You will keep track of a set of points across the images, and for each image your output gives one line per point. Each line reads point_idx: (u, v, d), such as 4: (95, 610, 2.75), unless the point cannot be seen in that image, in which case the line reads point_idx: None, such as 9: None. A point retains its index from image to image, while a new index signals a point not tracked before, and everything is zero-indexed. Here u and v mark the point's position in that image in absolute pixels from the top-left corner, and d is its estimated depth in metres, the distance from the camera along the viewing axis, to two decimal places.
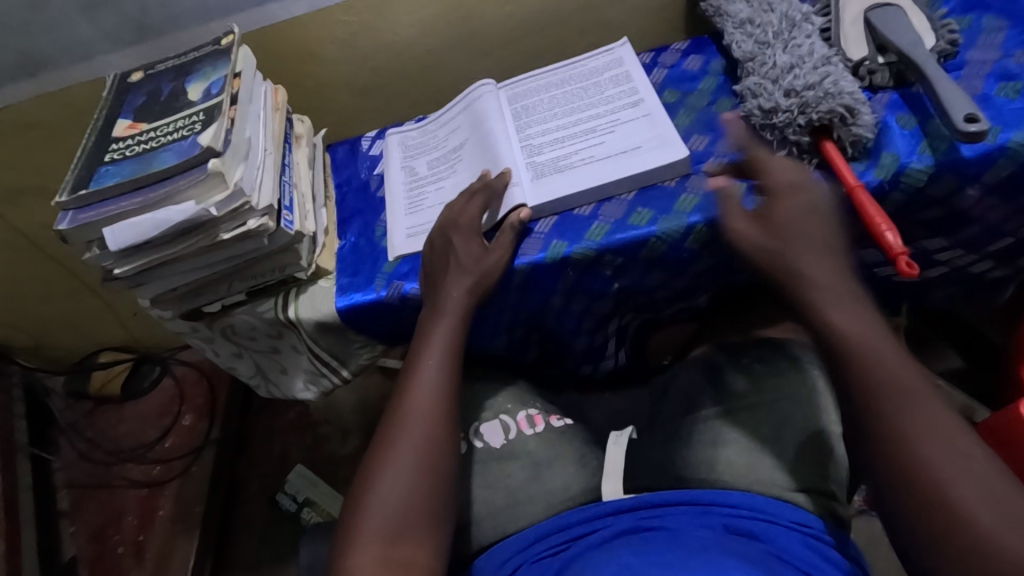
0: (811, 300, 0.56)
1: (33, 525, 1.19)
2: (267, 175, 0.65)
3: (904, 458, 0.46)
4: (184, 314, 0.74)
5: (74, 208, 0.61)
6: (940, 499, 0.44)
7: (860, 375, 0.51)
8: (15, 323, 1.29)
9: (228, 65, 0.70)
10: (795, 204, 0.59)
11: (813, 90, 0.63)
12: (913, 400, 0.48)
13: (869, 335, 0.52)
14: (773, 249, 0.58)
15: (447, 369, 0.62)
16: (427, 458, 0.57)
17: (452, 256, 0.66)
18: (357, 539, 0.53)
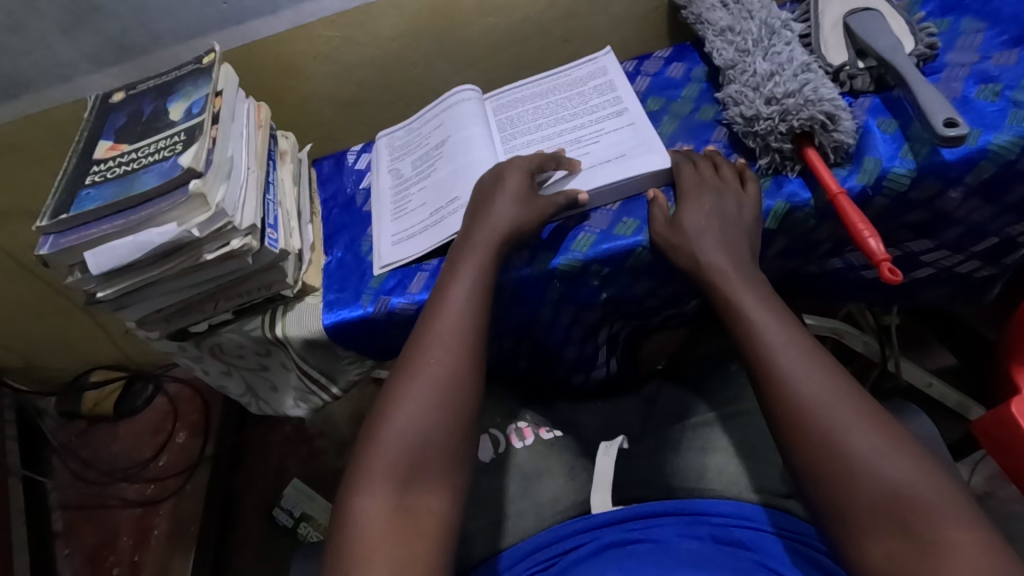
0: (727, 304, 0.57)
1: (25, 548, 1.18)
2: (250, 194, 0.65)
3: (829, 463, 0.46)
4: (171, 334, 0.73)
5: (55, 232, 0.61)
6: (859, 498, 0.44)
7: (770, 376, 0.51)
8: (5, 344, 1.28)
9: (209, 84, 0.70)
10: (696, 208, 0.62)
11: (794, 96, 0.63)
12: (825, 399, 0.48)
13: (776, 334, 0.53)
14: (691, 262, 0.60)
15: (472, 307, 0.59)
16: (447, 408, 0.54)
17: (487, 198, 0.66)
18: (366, 482, 0.51)
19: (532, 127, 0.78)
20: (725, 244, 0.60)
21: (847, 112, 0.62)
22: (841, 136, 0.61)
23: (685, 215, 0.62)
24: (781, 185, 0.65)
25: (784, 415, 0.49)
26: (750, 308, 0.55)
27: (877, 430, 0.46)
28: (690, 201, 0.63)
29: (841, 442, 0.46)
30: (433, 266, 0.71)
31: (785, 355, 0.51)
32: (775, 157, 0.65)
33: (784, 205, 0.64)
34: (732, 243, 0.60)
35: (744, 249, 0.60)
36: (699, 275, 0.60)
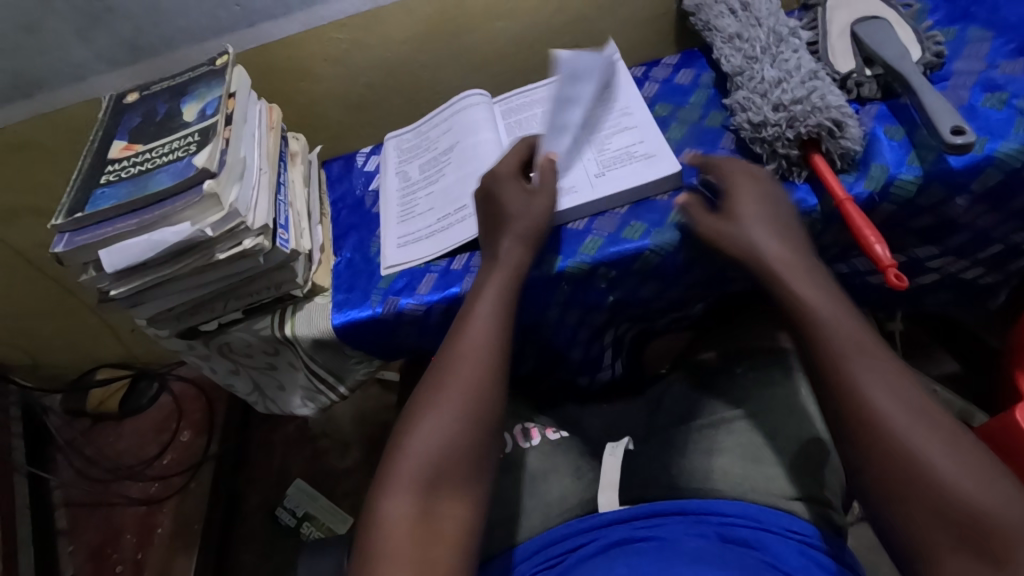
0: (789, 303, 0.56)
1: (30, 544, 1.18)
2: (262, 195, 0.65)
3: (900, 468, 0.46)
4: (181, 333, 0.74)
5: (70, 230, 0.61)
6: (919, 496, 0.45)
7: (836, 378, 0.51)
8: (12, 341, 1.29)
9: (223, 85, 0.71)
10: (747, 197, 0.62)
11: (800, 103, 0.63)
12: (886, 395, 0.48)
13: (837, 327, 0.53)
14: (750, 257, 0.60)
15: (501, 319, 0.60)
16: (473, 420, 0.55)
17: (508, 208, 0.65)
18: (395, 484, 0.51)
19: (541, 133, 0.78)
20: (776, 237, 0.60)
21: (854, 119, 0.62)
22: (847, 143, 0.62)
23: (738, 210, 0.61)
24: (789, 190, 0.65)
25: (842, 408, 0.50)
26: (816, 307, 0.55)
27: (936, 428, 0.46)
28: (741, 195, 0.62)
29: (898, 440, 0.46)
30: (442, 267, 0.71)
31: (855, 355, 0.51)
32: (782, 163, 0.65)
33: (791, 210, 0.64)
34: (790, 242, 0.60)
35: (794, 242, 0.60)
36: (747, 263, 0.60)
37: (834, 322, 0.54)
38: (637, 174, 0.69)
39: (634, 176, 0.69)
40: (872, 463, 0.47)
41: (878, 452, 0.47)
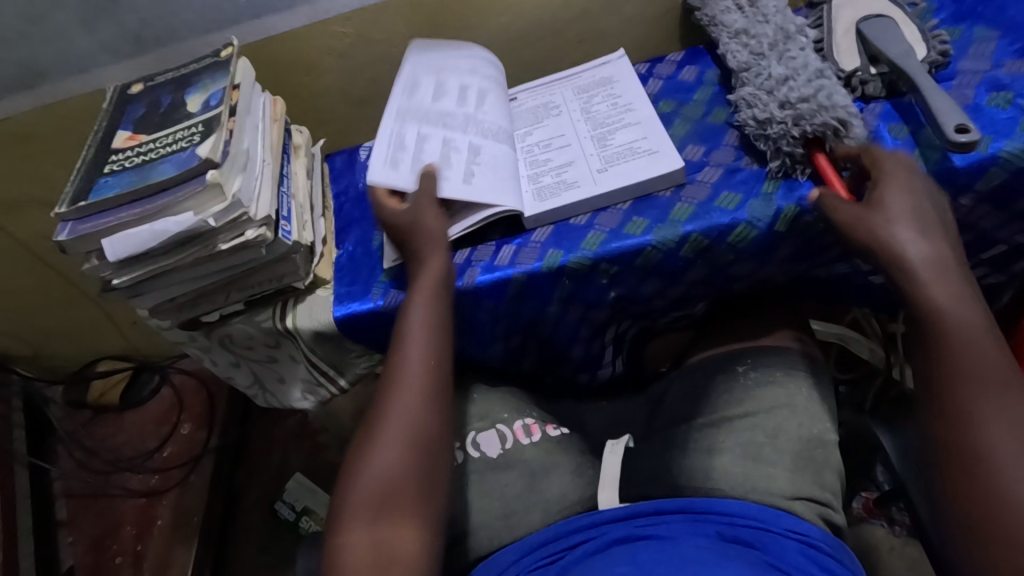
0: (915, 296, 0.55)
1: (30, 535, 1.18)
2: (265, 186, 0.66)
3: (979, 479, 0.49)
4: (183, 324, 0.74)
5: (73, 219, 0.61)
6: (1009, 522, 0.47)
7: (957, 385, 0.52)
8: (15, 332, 1.29)
9: (227, 77, 0.71)
10: (900, 188, 0.57)
11: (806, 102, 0.64)
12: (992, 420, 0.50)
13: (965, 337, 0.53)
14: (884, 243, 0.56)
15: (432, 343, 0.63)
16: (413, 444, 0.58)
17: (421, 230, 0.66)
18: (346, 519, 0.54)
19: (541, 129, 0.78)
20: (930, 235, 0.56)
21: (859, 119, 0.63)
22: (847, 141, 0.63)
23: (885, 195, 0.58)
24: (792, 188, 0.64)
25: (947, 423, 0.52)
26: (949, 307, 0.54)
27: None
28: (891, 183, 0.58)
29: (995, 459, 0.49)
30: None
31: (975, 365, 0.52)
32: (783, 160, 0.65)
33: (794, 208, 0.64)
34: (940, 236, 0.56)
35: (945, 244, 0.56)
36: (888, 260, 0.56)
37: (968, 327, 0.53)
38: (643, 169, 0.69)
39: (641, 172, 0.68)
40: (965, 468, 0.50)
41: (975, 459, 0.50)
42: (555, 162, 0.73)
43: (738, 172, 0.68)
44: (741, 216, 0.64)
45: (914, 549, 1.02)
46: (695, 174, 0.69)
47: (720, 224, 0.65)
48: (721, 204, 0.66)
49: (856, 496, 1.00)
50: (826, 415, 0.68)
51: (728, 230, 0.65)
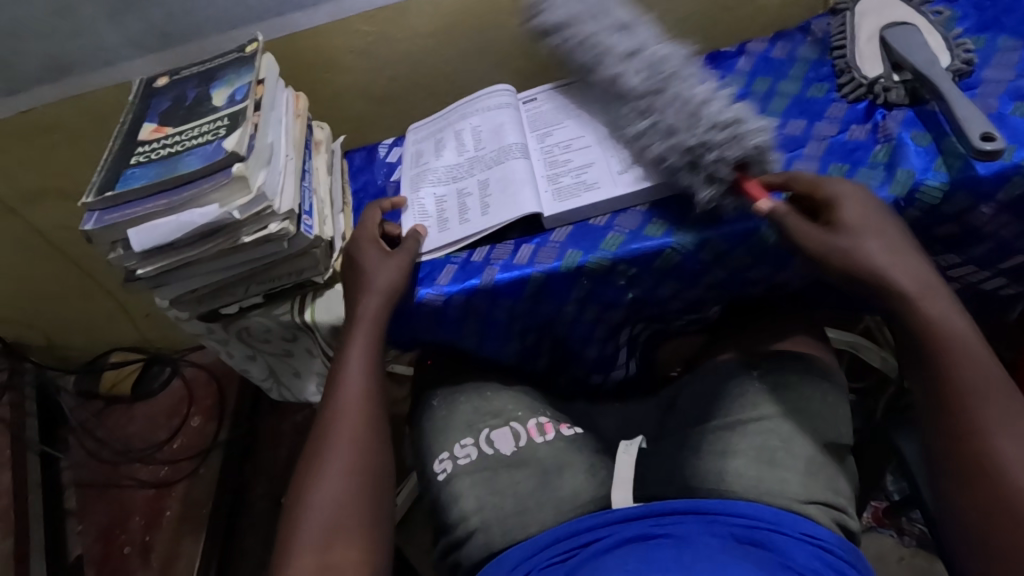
0: (905, 309, 0.56)
1: (40, 522, 1.19)
2: (288, 180, 0.66)
3: (991, 493, 0.49)
4: (202, 315, 0.75)
5: (100, 209, 0.62)
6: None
7: (956, 396, 0.53)
8: (30, 321, 1.30)
9: (252, 72, 0.71)
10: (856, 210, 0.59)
11: (725, 127, 0.64)
12: (988, 424, 0.51)
13: (946, 347, 0.54)
14: (856, 262, 0.57)
15: (369, 373, 0.64)
16: (359, 469, 0.58)
17: (365, 270, 0.68)
18: (296, 547, 0.53)
19: (560, 136, 0.79)
20: (897, 251, 0.57)
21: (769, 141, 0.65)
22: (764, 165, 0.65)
23: (841, 216, 0.59)
24: None
25: (950, 433, 0.53)
26: (940, 319, 0.55)
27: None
28: (850, 202, 0.59)
29: (1004, 469, 0.49)
30: (462, 259, 0.71)
31: (973, 375, 0.53)
32: (710, 191, 0.64)
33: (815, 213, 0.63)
34: (907, 250, 0.57)
35: (911, 254, 0.57)
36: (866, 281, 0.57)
37: (957, 337, 0.54)
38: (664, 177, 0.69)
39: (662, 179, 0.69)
40: (975, 481, 0.50)
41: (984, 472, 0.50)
42: (576, 167, 0.74)
43: None
44: (760, 222, 0.64)
45: (924, 561, 1.01)
46: None
47: (739, 230, 0.65)
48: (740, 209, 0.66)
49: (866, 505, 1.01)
50: (840, 421, 0.68)
51: (748, 234, 0.65)
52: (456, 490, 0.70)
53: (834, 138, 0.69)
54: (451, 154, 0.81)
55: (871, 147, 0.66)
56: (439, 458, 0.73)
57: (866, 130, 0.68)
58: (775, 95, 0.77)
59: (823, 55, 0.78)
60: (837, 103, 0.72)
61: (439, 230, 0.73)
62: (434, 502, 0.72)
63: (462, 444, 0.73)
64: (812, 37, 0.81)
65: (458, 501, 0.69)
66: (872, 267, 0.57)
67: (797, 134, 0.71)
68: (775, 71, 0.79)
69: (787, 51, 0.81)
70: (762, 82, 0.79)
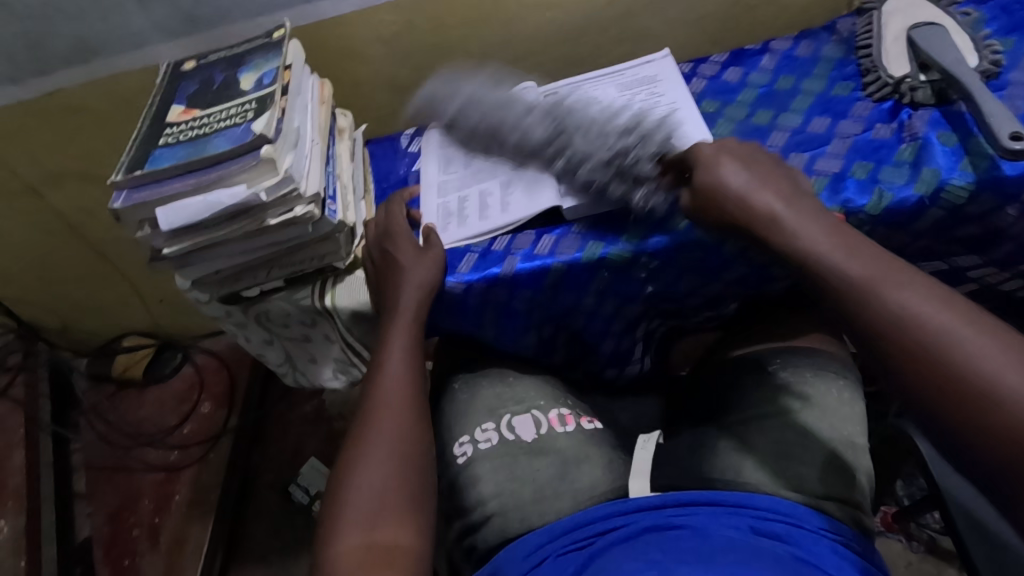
0: (776, 237, 0.56)
1: (51, 501, 1.20)
2: (314, 164, 0.67)
3: (915, 357, 0.45)
4: (222, 298, 0.75)
5: (128, 188, 0.63)
6: (962, 378, 0.42)
7: (845, 291, 0.50)
8: (45, 303, 1.31)
9: (280, 57, 0.72)
10: (722, 155, 0.61)
11: (626, 134, 0.69)
12: (879, 279, 0.49)
13: (821, 240, 0.53)
14: (735, 208, 0.58)
15: (409, 360, 0.65)
16: (404, 450, 0.58)
17: (404, 263, 0.68)
18: (343, 522, 0.53)
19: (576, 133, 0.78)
20: (754, 172, 0.60)
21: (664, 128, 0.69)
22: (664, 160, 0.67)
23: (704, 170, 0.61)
24: (838, 190, 0.64)
25: (855, 314, 0.49)
26: (815, 237, 0.54)
27: (933, 288, 0.47)
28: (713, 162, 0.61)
29: (916, 325, 0.46)
30: (483, 249, 0.71)
31: (856, 266, 0.50)
32: (648, 187, 0.66)
33: (839, 210, 0.63)
34: (767, 179, 0.59)
35: (774, 179, 0.59)
36: (738, 212, 0.58)
37: (822, 244, 0.53)
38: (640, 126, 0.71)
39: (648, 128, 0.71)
40: (900, 358, 0.46)
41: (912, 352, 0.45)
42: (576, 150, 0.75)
43: None
44: None
45: (931, 566, 1.01)
46: None
47: None
48: None
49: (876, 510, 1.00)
50: (856, 417, 0.69)
51: None
52: (476, 474, 0.71)
53: (858, 137, 0.69)
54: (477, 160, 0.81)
55: (895, 146, 0.66)
56: (460, 441, 0.75)
57: (891, 130, 0.68)
58: (799, 93, 0.77)
59: (848, 55, 0.79)
60: (861, 102, 0.73)
61: (455, 226, 0.74)
62: (451, 485, 0.73)
63: (483, 428, 0.75)
64: (838, 37, 0.81)
65: (476, 485, 0.70)
66: (743, 197, 0.58)
67: (820, 132, 0.71)
68: (799, 69, 0.80)
69: (812, 49, 0.81)
70: (786, 81, 0.79)
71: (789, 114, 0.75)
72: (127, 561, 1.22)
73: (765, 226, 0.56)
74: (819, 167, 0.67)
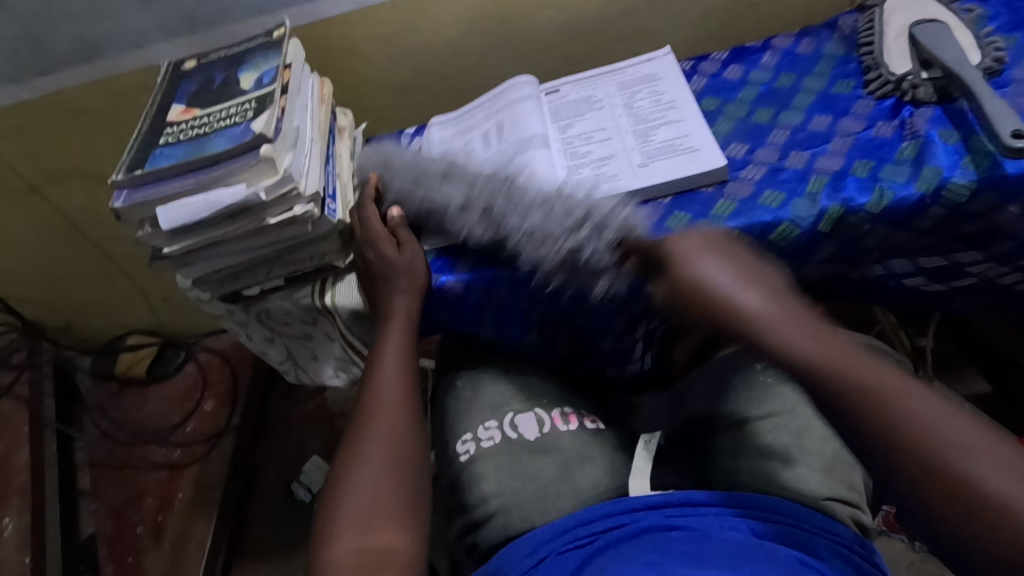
0: (762, 341, 0.50)
1: (56, 498, 1.20)
2: (314, 163, 0.67)
3: (943, 470, 0.41)
4: (223, 297, 0.76)
5: (129, 187, 0.63)
6: (996, 499, 0.39)
7: (847, 399, 0.46)
8: (49, 302, 1.32)
9: (280, 56, 0.72)
10: (699, 250, 0.56)
11: (579, 210, 0.64)
12: (885, 393, 0.45)
13: (806, 342, 0.49)
14: (723, 305, 0.52)
15: (403, 365, 0.65)
16: (399, 454, 0.59)
17: (390, 267, 0.67)
18: (337, 527, 0.53)
19: (578, 130, 0.77)
20: (734, 269, 0.55)
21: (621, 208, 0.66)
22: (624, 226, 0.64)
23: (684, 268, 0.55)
24: (838, 189, 0.63)
25: (859, 427, 0.45)
26: (803, 344, 0.49)
27: (936, 398, 0.44)
28: (695, 257, 0.56)
29: (931, 433, 0.42)
30: None
31: (865, 373, 0.46)
32: (601, 247, 0.63)
33: (839, 208, 0.62)
34: (752, 272, 0.55)
35: (756, 271, 0.55)
36: (722, 315, 0.52)
37: (812, 352, 0.48)
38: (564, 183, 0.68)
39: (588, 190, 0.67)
40: (923, 467, 0.42)
41: (935, 464, 0.41)
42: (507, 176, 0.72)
43: (783, 170, 0.67)
44: (783, 215, 0.63)
45: (934, 566, 1.01)
46: (738, 173, 0.69)
47: (763, 222, 0.64)
48: (763, 204, 0.65)
49: (878, 510, 0.99)
50: None
51: (770, 228, 0.64)
52: (479, 472, 0.71)
53: (859, 135, 0.68)
54: (494, 143, 0.79)
55: (896, 144, 0.65)
56: (463, 439, 0.75)
57: (892, 127, 0.67)
58: (800, 91, 0.76)
59: (849, 52, 0.78)
60: (863, 99, 0.72)
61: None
62: (454, 482, 0.73)
63: (486, 426, 0.74)
64: (840, 34, 0.81)
65: (479, 483, 0.70)
66: (728, 297, 0.52)
67: (821, 130, 0.71)
68: (800, 67, 0.79)
69: (813, 47, 0.81)
70: (787, 78, 0.79)
71: (790, 112, 0.74)
72: (131, 558, 1.23)
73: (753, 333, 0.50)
74: (820, 165, 0.67)
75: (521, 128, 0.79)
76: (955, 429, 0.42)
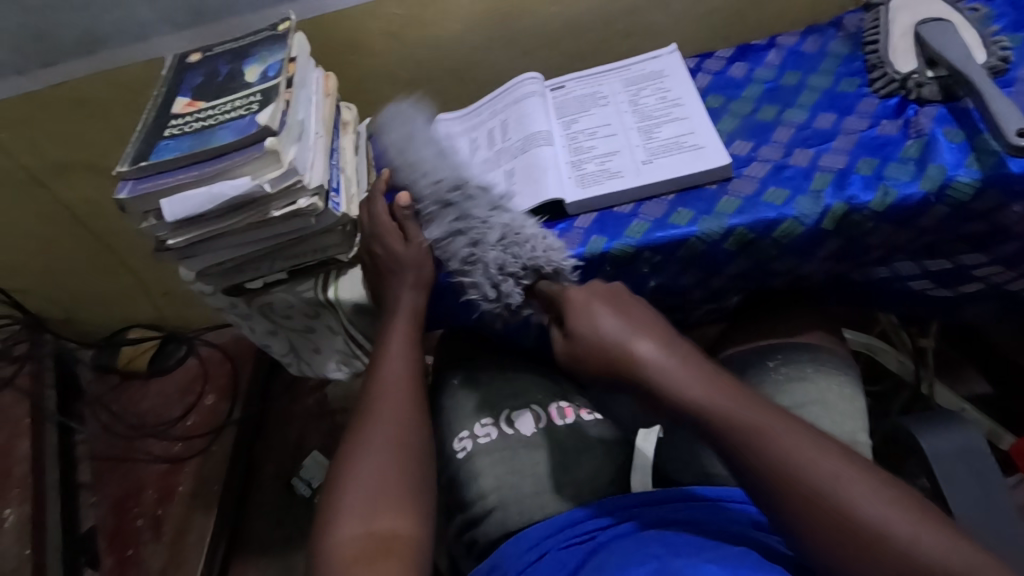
0: (647, 383, 0.52)
1: (56, 490, 1.20)
2: (318, 157, 0.67)
3: (808, 504, 0.45)
4: (226, 289, 0.76)
5: (134, 178, 0.63)
6: (853, 520, 0.44)
7: (720, 430, 0.49)
8: (51, 294, 1.32)
9: (285, 49, 0.72)
10: (601, 299, 0.57)
11: (476, 267, 0.63)
12: (755, 432, 0.48)
13: (679, 374, 0.52)
14: (618, 354, 0.54)
15: (410, 356, 0.66)
16: (405, 439, 0.59)
17: (397, 260, 0.68)
18: (341, 510, 0.53)
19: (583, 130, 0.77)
20: (629, 316, 0.56)
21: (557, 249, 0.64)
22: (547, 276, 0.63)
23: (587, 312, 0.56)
24: (842, 186, 0.63)
25: (746, 470, 0.48)
26: (684, 386, 0.51)
27: (799, 430, 0.48)
28: (598, 304, 0.57)
29: (798, 471, 0.46)
30: None
31: (739, 411, 0.49)
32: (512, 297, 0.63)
33: (843, 206, 0.62)
34: (642, 319, 0.56)
35: (646, 315, 0.57)
36: (615, 359, 0.54)
37: (690, 397, 0.50)
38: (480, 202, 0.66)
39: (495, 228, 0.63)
40: (790, 495, 0.46)
41: (806, 496, 0.45)
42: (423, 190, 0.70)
43: (787, 167, 0.67)
44: (787, 212, 0.63)
45: None
46: (742, 170, 0.69)
47: (767, 219, 0.64)
48: (768, 200, 0.65)
49: None
50: (856, 412, 0.70)
51: (774, 225, 0.64)
52: (476, 468, 0.71)
53: (864, 133, 0.68)
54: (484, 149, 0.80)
55: (901, 142, 0.65)
56: (459, 436, 0.75)
57: (897, 126, 0.67)
58: (805, 89, 0.76)
59: (854, 51, 0.78)
60: (867, 97, 0.72)
61: None
62: (451, 481, 0.73)
63: (482, 423, 0.75)
64: (844, 32, 0.81)
65: (477, 479, 0.71)
66: (619, 342, 0.54)
67: (826, 128, 0.71)
68: (805, 65, 0.79)
69: (818, 45, 0.81)
70: (792, 76, 0.79)
71: (794, 110, 0.74)
72: (130, 551, 1.23)
73: (641, 373, 0.52)
74: (824, 163, 0.67)
75: (527, 122, 0.78)
76: (815, 457, 0.46)
